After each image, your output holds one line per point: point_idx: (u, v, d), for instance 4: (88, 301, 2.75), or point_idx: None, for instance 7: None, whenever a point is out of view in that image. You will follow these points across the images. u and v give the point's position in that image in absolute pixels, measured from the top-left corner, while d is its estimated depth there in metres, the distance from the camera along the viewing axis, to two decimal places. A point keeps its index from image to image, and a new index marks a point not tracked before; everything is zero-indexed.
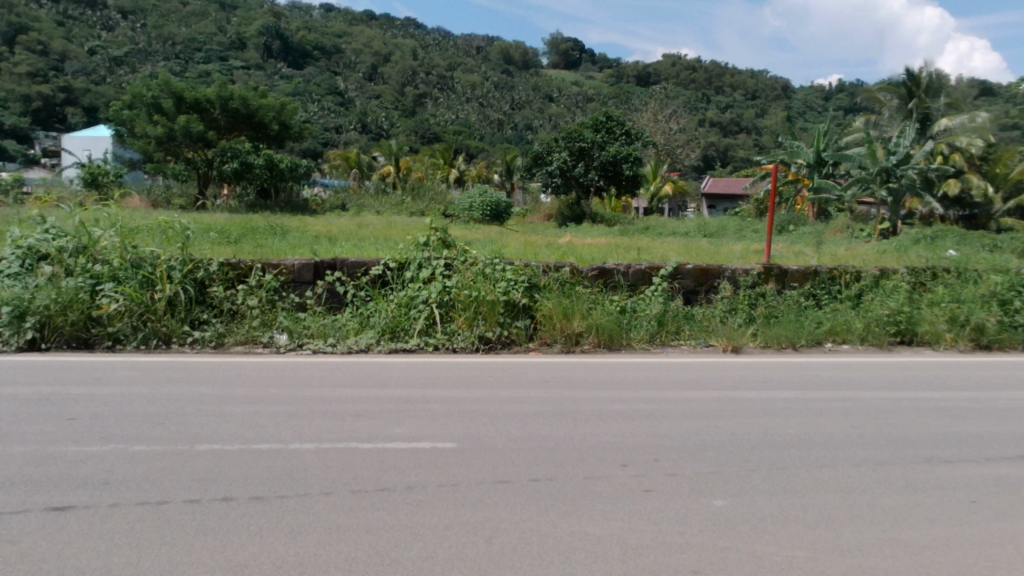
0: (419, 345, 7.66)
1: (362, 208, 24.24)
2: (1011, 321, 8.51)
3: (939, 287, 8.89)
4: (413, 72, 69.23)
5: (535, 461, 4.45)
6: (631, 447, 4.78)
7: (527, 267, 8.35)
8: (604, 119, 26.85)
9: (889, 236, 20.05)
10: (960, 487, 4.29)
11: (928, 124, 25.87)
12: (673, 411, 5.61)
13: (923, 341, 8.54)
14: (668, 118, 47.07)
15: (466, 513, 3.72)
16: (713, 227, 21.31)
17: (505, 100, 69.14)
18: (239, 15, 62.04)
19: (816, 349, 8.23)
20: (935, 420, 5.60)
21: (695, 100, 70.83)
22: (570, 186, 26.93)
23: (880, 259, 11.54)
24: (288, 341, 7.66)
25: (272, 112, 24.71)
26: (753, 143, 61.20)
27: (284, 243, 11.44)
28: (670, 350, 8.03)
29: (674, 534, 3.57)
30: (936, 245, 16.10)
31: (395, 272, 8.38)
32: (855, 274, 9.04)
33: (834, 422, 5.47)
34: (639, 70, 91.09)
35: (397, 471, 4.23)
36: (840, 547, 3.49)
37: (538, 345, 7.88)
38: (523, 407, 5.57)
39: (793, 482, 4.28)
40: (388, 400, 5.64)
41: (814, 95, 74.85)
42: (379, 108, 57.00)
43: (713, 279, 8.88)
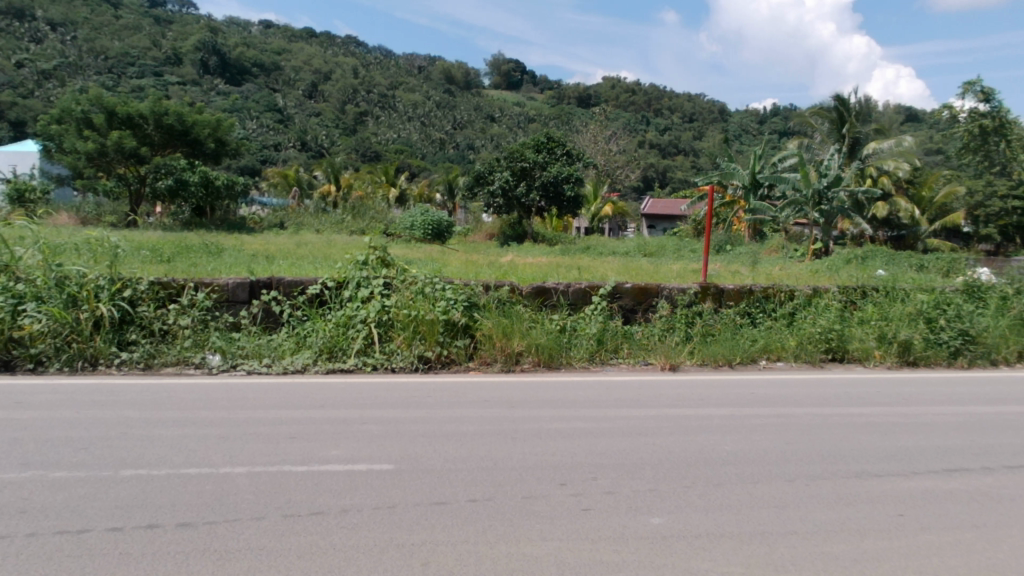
0: (357, 365, 7.57)
1: (301, 225, 23.91)
2: (936, 338, 8.78)
3: (868, 306, 9.20)
4: (354, 91, 68.94)
5: (474, 483, 4.41)
6: (570, 465, 4.78)
7: (467, 287, 8.32)
8: (545, 139, 27.13)
9: (821, 256, 20.71)
10: (890, 500, 4.40)
11: (858, 148, 26.71)
12: (612, 430, 5.64)
13: (853, 358, 8.78)
14: (609, 139, 47.82)
15: (402, 535, 3.67)
16: (653, 247, 21.65)
17: (446, 120, 69.54)
18: (174, 30, 61.07)
19: (751, 366, 8.39)
20: (862, 434, 5.76)
21: (635, 123, 72.23)
22: (511, 207, 26.97)
23: (814, 278, 11.91)
24: (221, 362, 7.49)
25: (208, 129, 24.57)
26: (690, 165, 62.56)
27: (219, 262, 11.19)
28: (608, 368, 8.08)
29: (610, 552, 3.57)
30: (866, 265, 16.64)
31: (332, 291, 8.27)
32: (789, 293, 9.25)
33: (767, 438, 5.56)
34: (580, 92, 92.59)
35: (330, 494, 4.15)
36: (774, 563, 3.53)
37: (479, 364, 7.86)
38: (462, 427, 5.54)
39: (729, 498, 4.34)
40: (325, 421, 5.55)
41: (748, 119, 77.17)
42: (319, 126, 56.66)
43: (651, 298, 8.97)
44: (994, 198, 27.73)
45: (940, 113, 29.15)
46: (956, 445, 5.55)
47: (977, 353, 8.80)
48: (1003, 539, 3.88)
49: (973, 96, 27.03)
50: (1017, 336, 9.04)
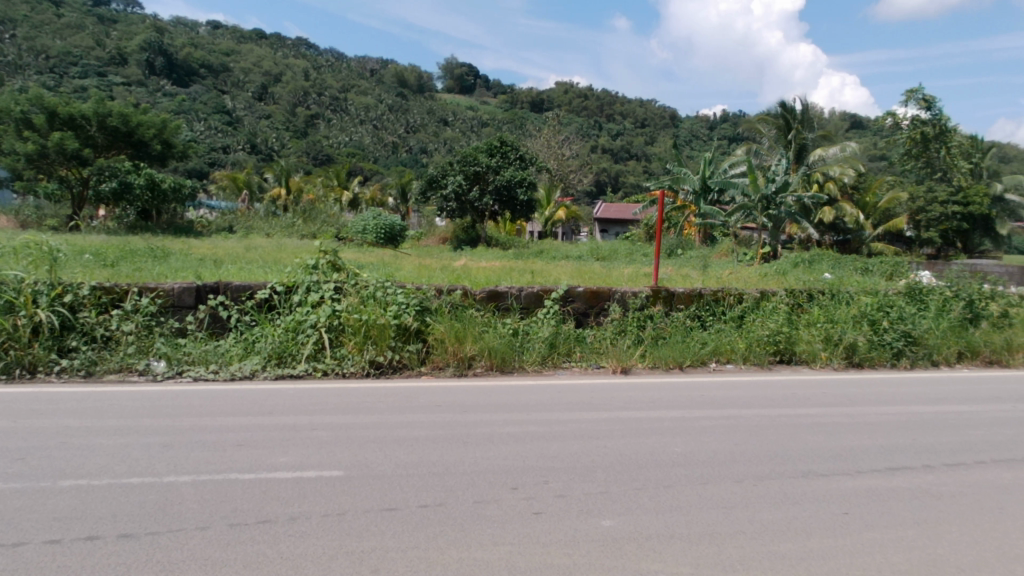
0: (307, 370, 7.46)
1: (250, 229, 23.55)
2: (880, 339, 9.00)
3: (815, 308, 9.38)
4: (305, 93, 68.24)
5: (425, 488, 4.38)
6: (522, 469, 4.78)
7: (419, 291, 8.28)
8: (498, 143, 27.18)
9: (770, 260, 21.11)
10: (835, 498, 4.48)
11: (805, 154, 27.19)
12: (564, 433, 5.65)
13: (801, 359, 8.97)
14: (562, 143, 48.03)
15: (352, 542, 3.62)
16: (605, 251, 21.81)
17: (399, 124, 69.29)
18: (118, 30, 59.67)
19: (701, 369, 8.49)
20: (809, 434, 5.88)
21: (588, 128, 72.83)
22: (465, 210, 26.95)
23: (762, 281, 12.13)
24: (166, 368, 7.31)
25: (153, 130, 24.07)
26: (642, 170, 63.24)
27: (166, 266, 10.98)
28: (561, 372, 8.11)
29: (561, 556, 3.58)
30: (814, 268, 16.97)
31: (282, 296, 8.16)
32: (738, 296, 9.39)
33: (717, 439, 5.63)
34: (533, 97, 93.00)
35: (278, 503, 4.08)
36: (722, 564, 3.56)
37: (431, 368, 7.81)
38: (414, 432, 5.50)
39: (678, 499, 4.39)
40: (273, 428, 5.46)
41: (699, 125, 78.30)
42: (269, 128, 55.96)
43: (604, 302, 9.02)
44: (935, 204, 28.63)
45: (884, 121, 29.92)
46: (900, 443, 5.70)
47: (918, 354, 9.07)
48: (945, 535, 3.98)
49: (915, 104, 27.83)
50: (957, 337, 9.33)
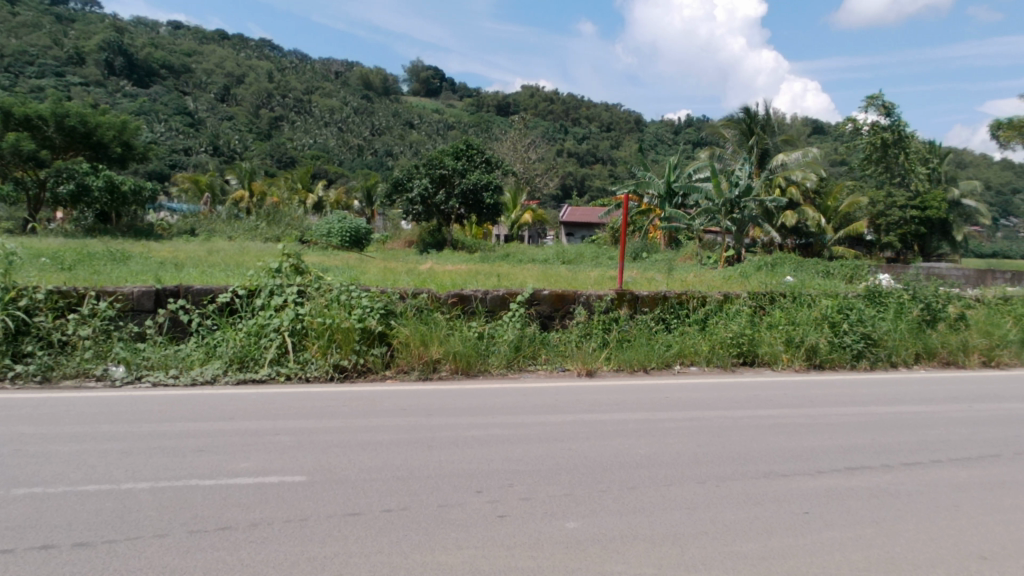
0: (270, 375, 7.38)
1: (212, 232, 23.27)
2: (840, 342, 9.17)
3: (777, 311, 9.50)
4: (269, 95, 67.59)
5: (389, 492, 4.35)
6: (487, 472, 4.78)
7: (384, 294, 8.23)
8: (464, 146, 27.19)
9: (733, 263, 21.37)
10: (796, 499, 4.54)
11: (767, 159, 27.52)
12: (528, 436, 5.66)
13: (763, 362, 9.08)
14: (528, 147, 48.12)
15: (314, 547, 3.59)
16: (571, 254, 21.89)
17: (364, 127, 68.99)
18: (77, 29, 58.59)
19: (665, 371, 8.55)
20: (770, 435, 5.95)
21: (553, 131, 73.10)
22: (431, 214, 26.86)
23: (725, 285, 12.24)
24: (125, 373, 7.20)
25: (112, 131, 23.72)
26: (607, 173, 63.63)
27: (125, 269, 10.82)
28: (527, 375, 8.12)
29: (526, 559, 3.58)
30: (776, 272, 17.19)
31: (244, 299, 8.07)
32: (701, 299, 9.48)
33: (681, 441, 5.67)
34: (499, 100, 93.05)
35: (239, 509, 4.03)
36: (684, 563, 3.60)
37: (395, 372, 7.77)
38: (378, 436, 5.47)
39: (642, 500, 4.41)
40: (234, 433, 5.39)
41: (664, 129, 78.96)
42: (232, 130, 55.34)
43: (568, 305, 9.05)
44: (894, 208, 29.22)
45: (844, 126, 30.43)
46: (858, 443, 5.80)
47: (877, 355, 9.26)
48: (901, 534, 4.05)
49: (875, 110, 28.38)
50: (915, 338, 9.53)
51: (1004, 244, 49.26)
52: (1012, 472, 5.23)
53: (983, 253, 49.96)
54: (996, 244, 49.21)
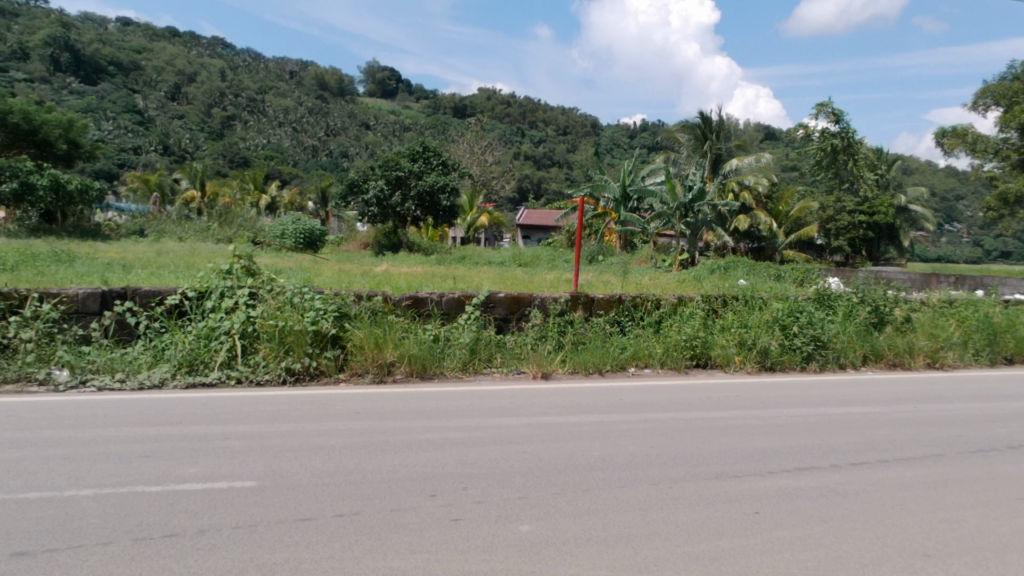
0: (219, 378, 7.25)
1: (162, 233, 22.83)
2: (791, 344, 9.34)
3: (729, 313, 9.62)
4: (221, 94, 66.51)
5: (341, 497, 4.31)
6: (441, 476, 4.76)
7: (337, 297, 8.14)
8: (421, 149, 27.11)
9: (687, 266, 21.64)
10: (747, 500, 4.60)
11: (720, 164, 27.86)
12: (482, 439, 5.64)
13: (716, 364, 9.20)
14: (485, 148, 48.12)
15: (264, 554, 3.53)
16: (527, 257, 21.93)
17: (319, 128, 68.38)
18: (21, 23, 57.01)
19: (620, 374, 8.61)
20: (722, 436, 6.03)
21: (510, 134, 73.20)
22: (387, 216, 26.70)
23: (679, 287, 12.34)
24: (69, 377, 7.01)
25: (58, 128, 23.22)
26: (564, 177, 63.92)
27: (70, 271, 10.53)
28: (482, 378, 8.11)
29: (479, 562, 3.56)
30: (729, 275, 17.42)
31: (193, 301, 7.93)
32: (656, 301, 9.55)
33: (635, 443, 5.71)
34: (456, 102, 92.83)
35: (187, 515, 3.96)
36: (637, 565, 3.62)
37: (349, 375, 7.70)
38: (330, 440, 5.40)
39: (596, 502, 4.43)
40: (182, 438, 5.28)
41: (620, 133, 79.59)
42: (183, 129, 54.37)
43: (524, 308, 9.05)
44: (843, 213, 29.81)
45: (796, 132, 30.99)
46: (808, 444, 5.91)
47: (827, 357, 9.45)
48: (847, 533, 4.13)
49: (824, 117, 29.00)
50: (863, 340, 9.74)
51: (948, 248, 50.65)
52: (954, 471, 5.37)
53: (928, 257, 51.21)
54: (940, 249, 50.54)
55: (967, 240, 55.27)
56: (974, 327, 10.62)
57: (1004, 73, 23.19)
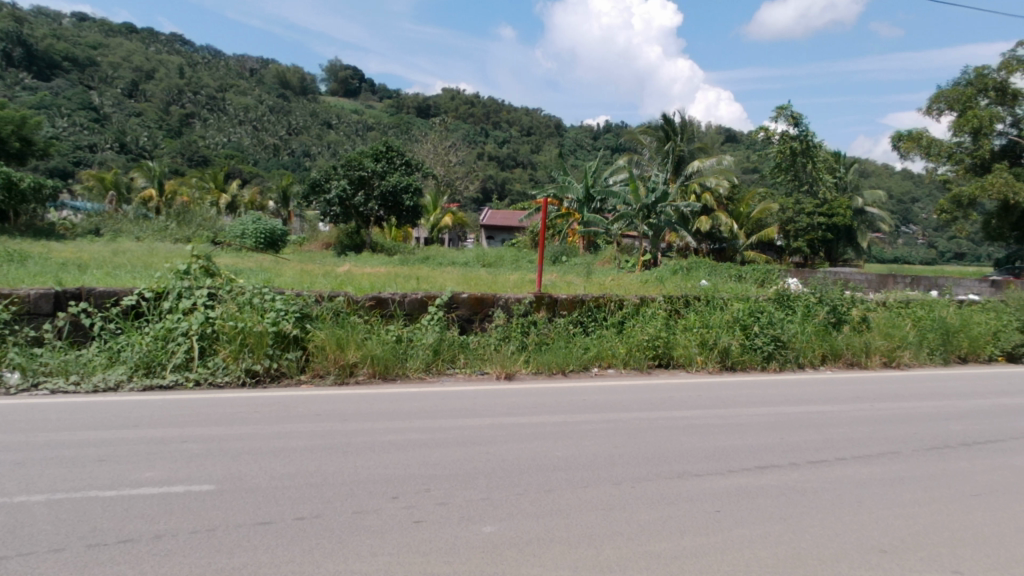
0: (178, 380, 7.13)
1: (119, 232, 22.42)
2: (751, 344, 9.45)
3: (691, 313, 9.70)
4: (179, 92, 65.45)
5: (301, 500, 4.24)
6: (403, 477, 4.72)
7: (299, 297, 8.05)
8: (384, 148, 26.96)
9: (650, 267, 21.82)
10: (709, 498, 4.63)
11: (683, 165, 28.11)
12: (445, 440, 5.62)
13: (677, 364, 9.30)
14: (449, 149, 48.03)
15: (221, 558, 3.48)
16: (491, 257, 21.94)
17: (280, 126, 67.73)
18: None
19: (583, 374, 8.64)
20: (685, 435, 6.07)
21: (474, 134, 73.17)
22: (349, 216, 26.50)
23: (642, 288, 12.45)
24: (21, 380, 6.83)
25: (10, 126, 22.68)
26: (528, 177, 64.08)
27: (22, 271, 10.30)
28: (446, 379, 8.08)
29: (441, 564, 3.54)
30: (692, 276, 17.59)
31: (150, 302, 7.78)
32: (619, 302, 9.59)
33: (597, 442, 5.74)
34: (419, 102, 92.54)
35: (142, 520, 3.87)
36: (600, 564, 3.63)
37: (310, 377, 7.62)
38: (290, 443, 5.33)
39: (559, 502, 4.44)
40: (137, 442, 5.18)
41: (584, 134, 80.07)
42: (140, 127, 53.45)
43: (487, 308, 9.03)
44: (802, 215, 30.24)
45: (756, 135, 31.37)
46: (769, 442, 5.98)
47: (787, 357, 9.59)
48: (807, 530, 4.18)
49: (784, 120, 29.41)
50: (822, 341, 9.90)
51: (904, 250, 51.72)
52: (910, 468, 5.48)
53: (885, 258, 52.17)
54: (897, 250, 51.57)
55: (922, 241, 56.45)
56: (930, 327, 10.85)
57: (958, 79, 23.70)
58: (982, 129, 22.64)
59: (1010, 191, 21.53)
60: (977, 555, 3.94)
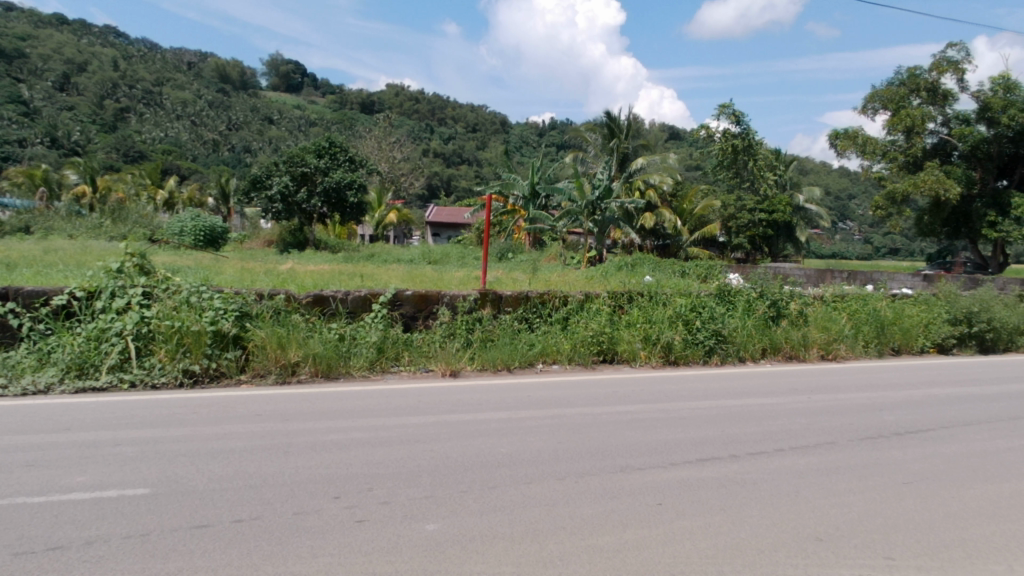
0: (112, 382, 6.93)
1: (50, 229, 21.71)
2: (694, 338, 9.59)
3: (635, 309, 9.81)
4: (114, 86, 63.67)
5: (240, 502, 4.17)
6: (345, 477, 4.68)
7: (238, 296, 7.91)
8: (327, 144, 26.62)
9: (595, 263, 21.97)
10: (651, 492, 4.68)
11: (627, 162, 28.37)
12: (388, 438, 5.58)
13: (622, 358, 9.38)
14: (393, 145, 47.70)
15: (156, 564, 3.39)
16: (437, 254, 21.83)
17: (220, 121, 66.43)
18: None
19: (528, 370, 8.68)
20: (628, 430, 6.12)
21: (419, 131, 72.80)
22: (292, 213, 26.12)
23: (587, 284, 12.52)
24: None
25: None
26: (473, 174, 64.00)
27: None
28: (390, 377, 8.04)
29: (383, 564, 3.52)
30: (636, 272, 17.76)
31: (82, 302, 7.56)
32: (563, 298, 9.65)
33: (541, 438, 5.76)
34: (363, 99, 91.66)
35: (73, 526, 3.76)
36: (543, 559, 3.64)
37: (251, 376, 7.49)
38: (229, 444, 5.24)
39: (502, 499, 4.44)
40: (69, 446, 5.03)
41: (529, 131, 80.29)
42: (72, 121, 51.86)
43: (431, 305, 9.00)
44: (743, 211, 30.71)
45: (698, 133, 31.87)
46: (711, 435, 6.08)
47: (728, 351, 9.77)
48: (746, 520, 4.26)
49: (726, 118, 29.89)
50: (761, 334, 10.11)
51: (841, 245, 53.13)
52: (844, 457, 5.62)
53: (824, 253, 53.37)
54: (835, 246, 52.84)
55: (858, 237, 58.00)
56: (865, 320, 11.16)
57: (891, 79, 24.36)
58: (914, 127, 23.34)
59: (942, 188, 22.29)
60: (910, 541, 4.06)
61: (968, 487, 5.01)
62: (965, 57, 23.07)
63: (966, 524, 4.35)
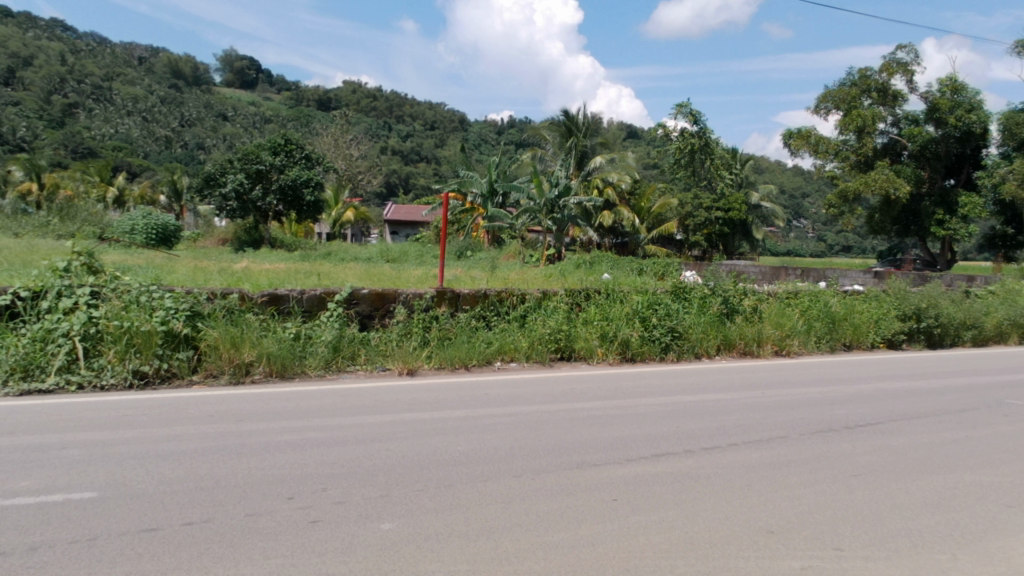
0: (58, 384, 6.78)
1: None
2: (650, 335, 9.67)
3: (592, 306, 9.87)
4: (61, 81, 62.20)
5: (190, 504, 4.11)
6: (298, 478, 4.63)
7: (189, 295, 7.78)
8: (282, 141, 26.30)
9: (554, 261, 22.05)
10: (606, 487, 4.72)
11: (585, 160, 28.51)
12: (344, 438, 5.53)
13: (579, 356, 9.43)
14: (351, 142, 47.31)
15: (102, 569, 3.33)
16: (395, 253, 21.73)
17: (172, 117, 65.23)
18: None
19: (486, 368, 8.69)
20: (584, 426, 6.16)
21: (376, 128, 72.27)
22: (247, 210, 25.78)
23: (545, 282, 12.57)
24: None
25: None
26: (432, 172, 63.72)
27: None
28: (346, 376, 7.99)
29: (337, 564, 3.50)
30: (594, 270, 17.83)
31: (27, 302, 7.38)
32: (521, 296, 9.68)
33: (498, 436, 5.76)
34: (320, 95, 90.70)
35: (17, 531, 3.68)
36: (498, 556, 3.65)
37: (203, 377, 7.39)
38: (181, 446, 5.16)
39: (458, 497, 4.44)
40: (14, 449, 4.91)
41: (487, 129, 80.14)
42: (17, 117, 50.50)
43: (388, 304, 8.94)
44: (700, 209, 31.06)
45: (656, 131, 32.16)
46: (667, 431, 6.15)
47: (683, 347, 9.89)
48: (699, 514, 4.32)
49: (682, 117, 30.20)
50: (716, 331, 10.23)
51: (796, 243, 53.92)
52: (796, 451, 5.72)
53: (780, 251, 54.12)
54: (790, 244, 53.59)
55: (812, 235, 58.91)
56: (817, 317, 11.35)
57: (844, 79, 24.79)
58: (865, 128, 23.81)
59: (892, 187, 22.78)
60: (856, 532, 4.16)
61: (914, 478, 5.14)
62: (914, 60, 23.60)
63: (911, 514, 4.46)
